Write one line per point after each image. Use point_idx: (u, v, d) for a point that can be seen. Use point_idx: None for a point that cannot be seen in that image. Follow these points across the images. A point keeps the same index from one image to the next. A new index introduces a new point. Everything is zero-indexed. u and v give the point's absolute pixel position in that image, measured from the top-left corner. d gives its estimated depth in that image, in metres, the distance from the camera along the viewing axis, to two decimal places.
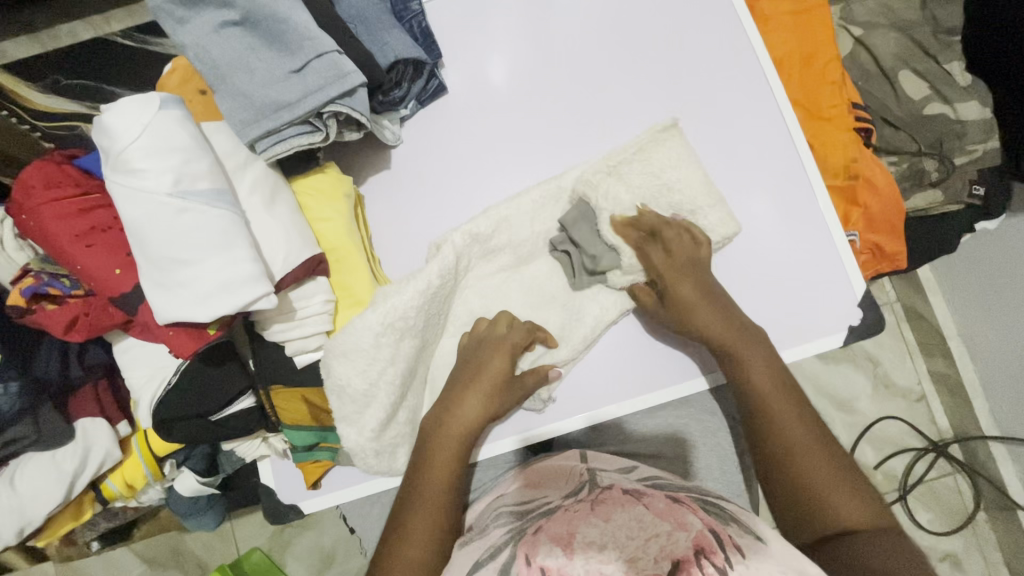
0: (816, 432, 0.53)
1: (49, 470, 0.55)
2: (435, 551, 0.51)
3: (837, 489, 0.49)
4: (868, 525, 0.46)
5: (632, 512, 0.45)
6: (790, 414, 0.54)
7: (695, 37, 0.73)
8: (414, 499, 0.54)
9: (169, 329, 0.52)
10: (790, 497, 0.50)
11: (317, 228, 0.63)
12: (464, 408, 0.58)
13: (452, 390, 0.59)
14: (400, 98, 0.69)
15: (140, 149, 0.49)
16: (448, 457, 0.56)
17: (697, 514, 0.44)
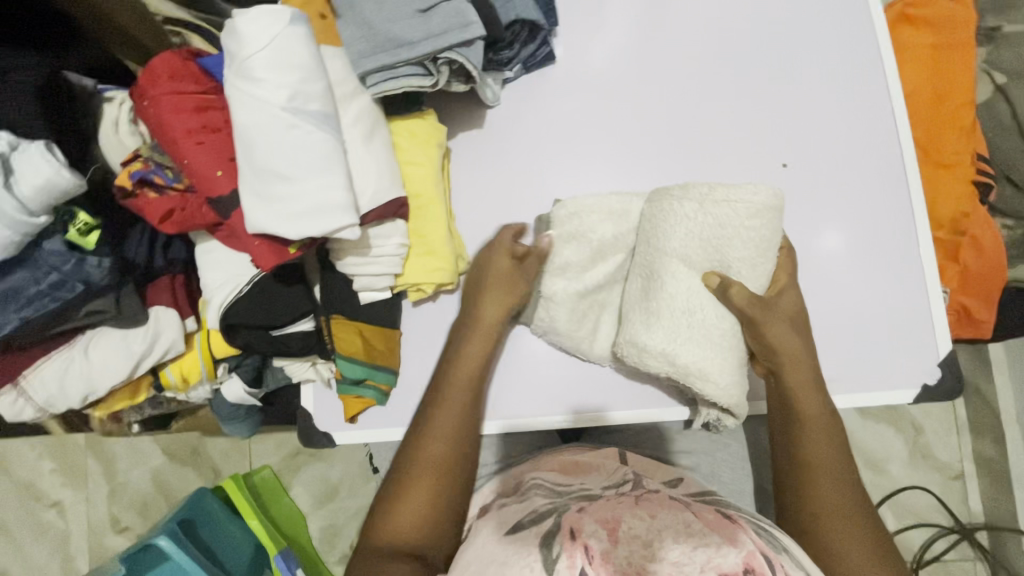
0: (835, 457, 0.56)
1: (118, 346, 0.57)
2: (455, 445, 0.58)
3: (856, 549, 0.52)
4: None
5: (680, 516, 0.47)
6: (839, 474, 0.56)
7: (828, 60, 0.70)
8: (442, 391, 0.61)
9: (254, 238, 0.53)
10: (805, 521, 0.55)
11: (405, 171, 0.64)
12: (490, 310, 0.63)
13: (479, 285, 0.64)
14: (507, 59, 0.68)
15: (263, 58, 0.50)
16: (472, 348, 0.62)
17: (748, 534, 0.46)
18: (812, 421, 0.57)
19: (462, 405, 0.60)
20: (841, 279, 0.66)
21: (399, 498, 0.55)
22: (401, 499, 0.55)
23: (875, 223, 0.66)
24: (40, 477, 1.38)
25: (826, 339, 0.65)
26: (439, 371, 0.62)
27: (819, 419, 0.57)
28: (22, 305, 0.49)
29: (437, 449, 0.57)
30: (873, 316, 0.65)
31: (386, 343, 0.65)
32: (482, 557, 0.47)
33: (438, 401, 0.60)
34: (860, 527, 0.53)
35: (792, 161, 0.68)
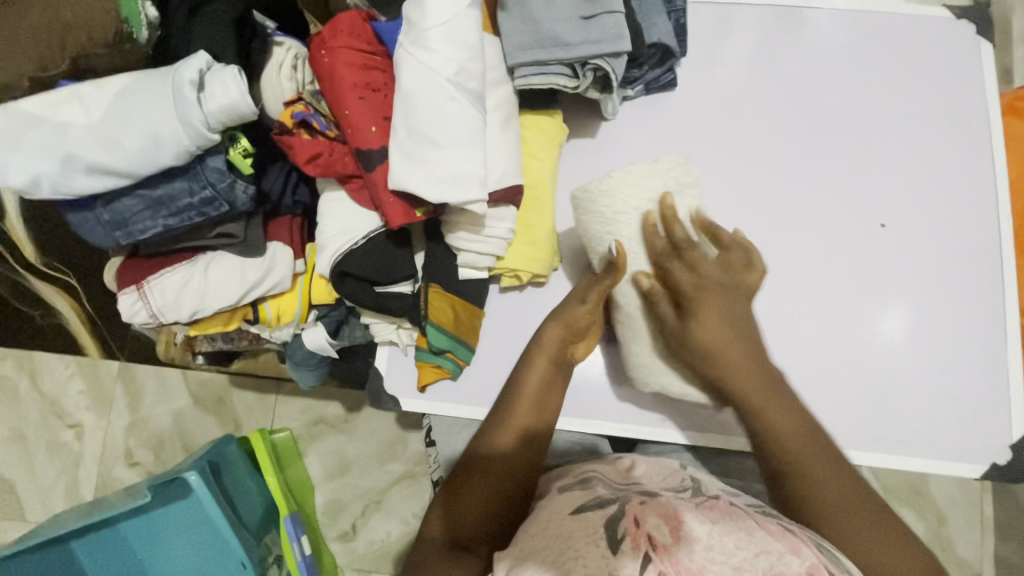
0: (862, 515, 0.54)
1: (234, 271, 0.60)
2: (511, 456, 0.60)
3: None
4: None
5: (742, 525, 0.48)
6: (814, 463, 0.56)
7: (939, 137, 0.72)
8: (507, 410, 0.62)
9: (390, 194, 0.56)
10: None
11: (527, 163, 0.67)
12: (549, 333, 0.63)
13: (552, 315, 0.64)
14: (634, 78, 0.72)
15: (440, 32, 0.53)
16: (539, 368, 0.63)
17: (810, 547, 0.47)
18: (821, 473, 0.56)
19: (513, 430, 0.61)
20: (912, 361, 0.67)
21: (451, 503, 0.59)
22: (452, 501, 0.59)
23: (960, 298, 0.68)
24: (65, 395, 1.40)
25: (896, 402, 0.67)
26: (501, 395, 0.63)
27: (832, 480, 0.55)
28: (173, 212, 0.52)
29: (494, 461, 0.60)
30: (941, 389, 0.67)
31: (472, 320, 0.67)
32: (546, 534, 0.48)
33: (502, 418, 0.62)
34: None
35: (891, 224, 0.71)
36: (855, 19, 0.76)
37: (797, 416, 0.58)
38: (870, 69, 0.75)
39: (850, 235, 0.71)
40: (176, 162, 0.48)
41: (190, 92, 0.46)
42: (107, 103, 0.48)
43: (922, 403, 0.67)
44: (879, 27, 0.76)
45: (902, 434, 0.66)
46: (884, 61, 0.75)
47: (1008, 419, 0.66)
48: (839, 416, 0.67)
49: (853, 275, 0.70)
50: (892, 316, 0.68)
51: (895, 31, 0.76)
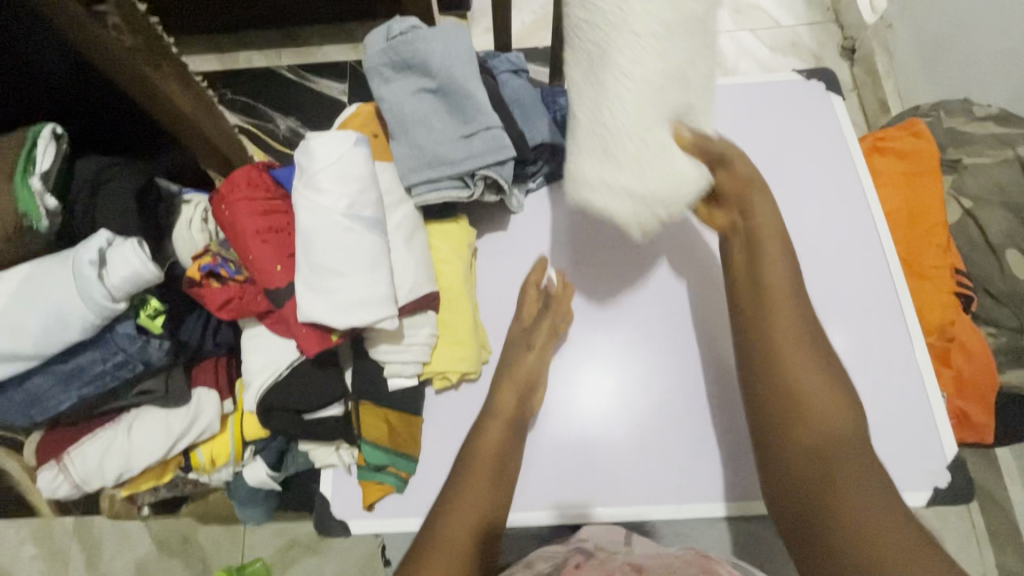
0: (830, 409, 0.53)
1: (159, 426, 0.60)
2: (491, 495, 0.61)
3: (862, 511, 0.47)
4: (882, 526, 0.45)
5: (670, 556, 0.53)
6: (807, 399, 0.54)
7: (813, 181, 0.79)
8: (468, 469, 0.62)
9: (303, 325, 0.58)
10: (816, 505, 0.49)
11: (439, 268, 0.70)
12: (505, 390, 0.67)
13: (503, 372, 0.68)
14: (531, 173, 0.77)
15: (330, 174, 0.58)
16: (495, 433, 0.64)
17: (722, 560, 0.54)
18: (805, 388, 0.54)
19: (494, 465, 0.63)
20: None
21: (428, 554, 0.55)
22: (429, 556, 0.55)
23: (865, 326, 0.72)
24: (17, 564, 1.31)
25: None
26: (466, 442, 0.65)
27: (812, 385, 0.54)
28: (86, 382, 0.53)
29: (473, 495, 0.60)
30: (874, 418, 0.68)
31: (408, 429, 0.67)
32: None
33: (468, 463, 0.63)
34: (880, 488, 0.48)
35: None
36: (719, 94, 0.85)
37: (794, 306, 0.57)
38: (739, 131, 0.83)
39: None
40: (82, 335, 0.50)
41: (89, 270, 0.49)
42: (9, 292, 0.50)
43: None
44: (738, 95, 0.85)
45: None
46: (754, 124, 0.83)
47: (938, 438, 0.67)
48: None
49: None
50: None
51: (757, 97, 0.84)
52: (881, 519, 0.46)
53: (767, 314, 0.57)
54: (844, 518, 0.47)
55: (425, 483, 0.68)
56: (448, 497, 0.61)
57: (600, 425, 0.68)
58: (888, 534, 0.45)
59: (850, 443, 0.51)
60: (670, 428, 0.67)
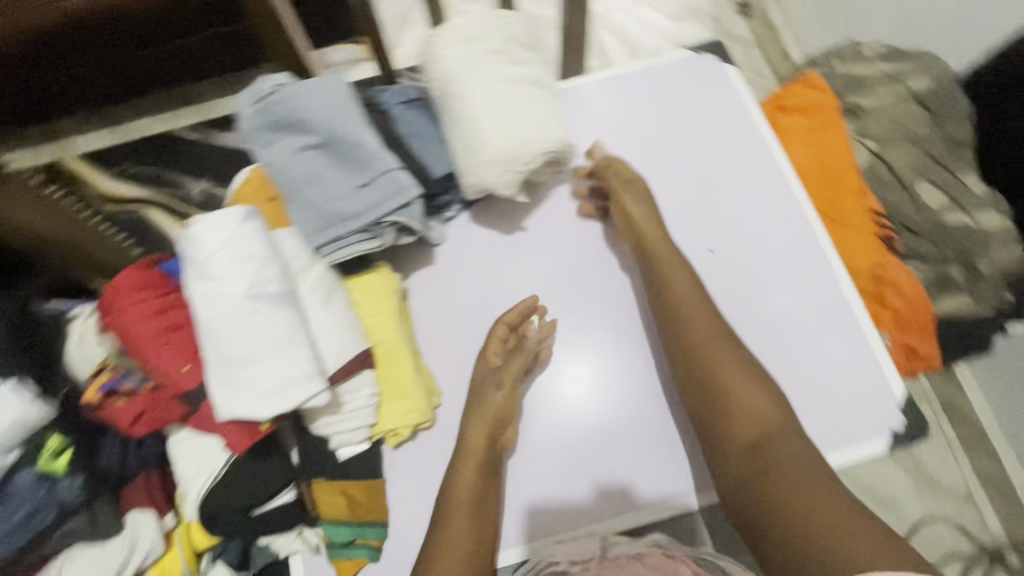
0: (772, 413, 0.61)
1: (95, 566, 0.54)
2: (478, 524, 0.61)
3: (791, 474, 0.56)
4: (795, 495, 0.54)
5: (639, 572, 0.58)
6: (754, 407, 0.61)
7: (726, 153, 0.79)
8: (448, 513, 0.61)
9: (225, 424, 0.54)
10: (751, 475, 0.58)
11: (368, 323, 0.67)
12: (474, 427, 0.65)
13: (471, 411, 0.67)
14: (447, 203, 0.76)
15: (221, 258, 0.54)
16: (470, 464, 0.64)
17: (688, 565, 0.59)
18: (739, 389, 0.62)
19: (473, 492, 0.62)
20: (787, 361, 0.70)
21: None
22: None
23: (801, 288, 0.73)
24: None
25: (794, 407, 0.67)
26: (444, 482, 0.64)
27: (763, 412, 0.61)
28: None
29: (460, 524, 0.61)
30: (824, 377, 0.69)
31: (368, 494, 0.65)
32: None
33: (449, 493, 0.63)
34: (814, 467, 0.57)
35: (717, 246, 0.75)
36: (618, 83, 0.84)
37: (724, 341, 0.66)
38: (645, 117, 0.82)
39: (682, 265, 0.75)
40: None
41: None
42: None
43: (814, 394, 0.68)
44: (637, 82, 0.84)
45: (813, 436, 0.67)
46: (658, 107, 0.83)
47: (887, 383, 0.69)
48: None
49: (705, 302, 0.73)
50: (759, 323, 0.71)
51: (656, 81, 0.84)
52: (827, 508, 0.52)
53: (694, 341, 0.65)
54: (767, 473, 0.57)
55: (400, 546, 0.66)
56: (430, 551, 0.59)
57: (570, 428, 0.69)
58: (792, 484, 0.55)
59: (802, 457, 0.57)
60: (634, 424, 0.69)
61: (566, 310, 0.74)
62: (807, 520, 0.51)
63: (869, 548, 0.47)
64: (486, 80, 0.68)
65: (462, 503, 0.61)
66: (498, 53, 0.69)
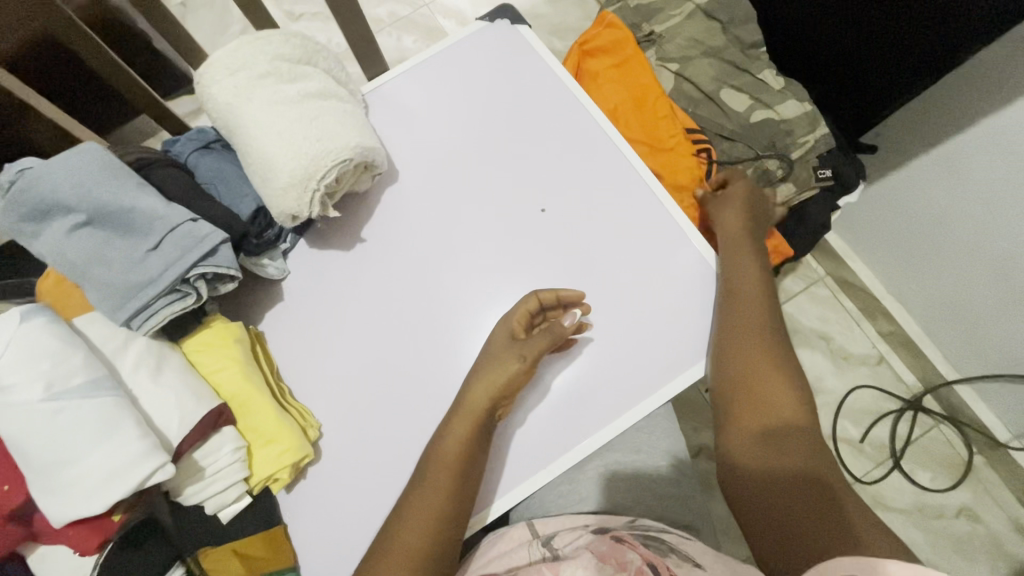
0: (770, 338, 0.66)
1: None
2: (453, 496, 0.61)
3: (785, 401, 0.62)
4: (794, 418, 0.60)
5: (581, 560, 0.55)
6: (756, 335, 0.65)
7: (536, 112, 0.81)
8: (430, 471, 0.62)
9: (68, 528, 0.52)
10: (753, 415, 0.62)
11: (214, 379, 0.65)
12: (478, 389, 0.64)
13: (479, 370, 0.66)
14: (274, 236, 0.73)
15: (6, 366, 0.51)
16: (461, 431, 0.63)
17: (636, 550, 0.56)
18: (754, 320, 0.66)
19: (456, 460, 0.62)
20: (636, 290, 0.72)
21: (387, 561, 0.57)
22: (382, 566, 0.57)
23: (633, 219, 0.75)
24: None
25: (648, 332, 0.70)
26: (430, 447, 0.64)
27: (759, 336, 0.65)
28: None
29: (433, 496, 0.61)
30: (676, 295, 0.71)
31: (268, 547, 0.64)
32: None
33: (433, 461, 0.62)
34: (797, 395, 0.62)
35: (548, 204, 0.77)
36: (421, 72, 0.84)
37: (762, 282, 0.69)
38: (453, 97, 0.82)
39: (522, 230, 0.76)
40: None
41: None
42: None
43: None
44: (438, 65, 0.84)
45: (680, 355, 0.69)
46: (462, 86, 0.83)
47: None
48: (625, 378, 0.68)
49: (549, 258, 0.74)
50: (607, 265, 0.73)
51: (456, 60, 0.84)
52: (805, 445, 0.58)
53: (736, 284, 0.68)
54: (767, 410, 0.61)
55: None
56: (406, 502, 0.61)
57: (563, 376, 0.69)
58: (795, 445, 0.58)
59: (784, 386, 0.62)
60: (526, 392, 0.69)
61: (420, 308, 0.75)
62: (782, 480, 0.56)
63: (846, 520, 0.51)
64: (262, 106, 0.66)
65: (438, 474, 0.61)
66: (267, 76, 0.68)
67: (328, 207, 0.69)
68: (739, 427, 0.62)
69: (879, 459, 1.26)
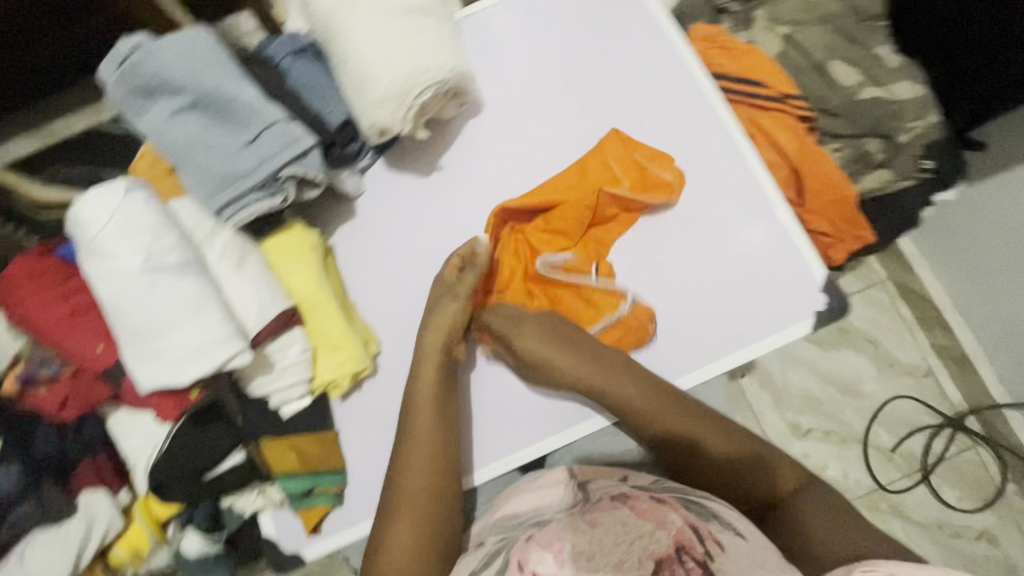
0: (648, 387, 0.63)
1: (53, 547, 0.58)
2: (438, 471, 0.62)
3: (720, 437, 0.62)
4: (731, 452, 0.61)
5: (617, 514, 0.49)
6: (626, 380, 0.64)
7: (630, 58, 0.77)
8: (410, 430, 0.63)
9: (153, 395, 0.55)
10: (693, 446, 0.61)
11: (289, 281, 0.67)
12: (431, 341, 0.67)
13: (427, 318, 0.68)
14: (356, 150, 0.73)
15: (109, 232, 0.53)
16: (426, 380, 0.65)
17: (677, 510, 0.49)
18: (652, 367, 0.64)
19: (429, 422, 0.63)
20: (704, 257, 0.70)
21: (393, 537, 0.58)
22: (391, 539, 0.58)
23: (719, 184, 0.71)
24: None
25: (713, 300, 0.69)
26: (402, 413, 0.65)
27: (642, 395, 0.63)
28: None
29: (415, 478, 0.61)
30: (746, 267, 0.69)
31: (321, 446, 0.67)
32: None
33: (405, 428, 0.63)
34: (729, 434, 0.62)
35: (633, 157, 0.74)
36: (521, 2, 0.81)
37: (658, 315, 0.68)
38: (551, 33, 0.79)
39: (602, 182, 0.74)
40: None
41: None
42: None
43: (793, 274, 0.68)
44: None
45: (746, 327, 0.68)
46: (560, 22, 0.79)
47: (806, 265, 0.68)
48: (683, 341, 0.69)
49: (625, 213, 0.73)
50: (671, 231, 0.71)
51: None
52: (734, 453, 0.61)
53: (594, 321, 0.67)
54: (700, 444, 0.61)
55: (358, 487, 0.68)
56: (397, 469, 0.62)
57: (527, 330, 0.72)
58: (738, 468, 0.60)
59: (702, 415, 0.62)
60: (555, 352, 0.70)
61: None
62: (732, 476, 0.60)
63: (830, 546, 0.54)
64: (364, 13, 0.65)
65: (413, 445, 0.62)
66: None
67: (418, 128, 0.69)
68: (690, 456, 0.61)
69: (908, 471, 1.24)
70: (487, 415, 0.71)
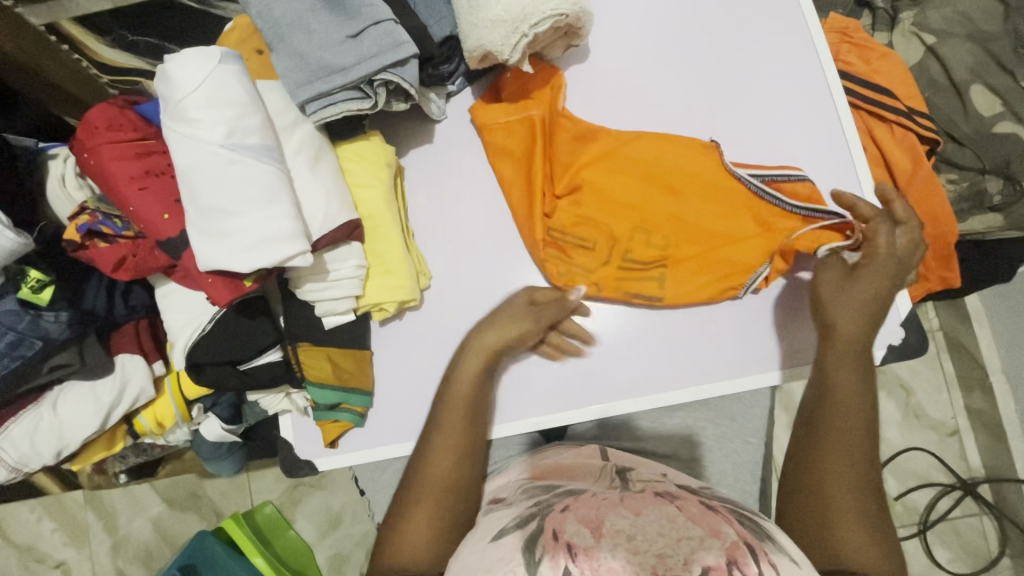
0: (853, 442, 0.54)
1: (87, 398, 0.62)
2: (467, 455, 0.57)
3: (840, 480, 0.52)
4: (851, 489, 0.52)
5: (663, 510, 0.39)
6: (838, 416, 0.55)
7: (757, 33, 0.69)
8: (448, 400, 0.59)
9: (208, 275, 0.54)
10: (811, 492, 0.53)
11: (356, 193, 0.65)
12: (490, 334, 0.61)
13: (491, 314, 0.62)
14: (448, 73, 0.68)
15: (196, 98, 0.51)
16: (475, 366, 0.60)
17: (731, 523, 0.39)
18: (846, 398, 0.55)
19: (466, 408, 0.59)
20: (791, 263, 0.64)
21: (409, 516, 0.54)
22: (407, 515, 0.54)
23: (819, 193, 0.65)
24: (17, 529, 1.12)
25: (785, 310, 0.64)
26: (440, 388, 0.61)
27: (848, 424, 0.54)
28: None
29: (442, 463, 0.56)
30: None
31: (356, 365, 0.65)
32: (469, 565, 0.41)
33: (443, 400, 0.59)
34: (860, 477, 0.53)
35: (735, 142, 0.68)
36: None
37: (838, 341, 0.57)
38: None
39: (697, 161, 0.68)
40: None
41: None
42: None
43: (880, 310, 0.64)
44: None
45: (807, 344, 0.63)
46: None
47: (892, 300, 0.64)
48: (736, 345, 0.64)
49: None
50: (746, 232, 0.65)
51: None
52: (853, 499, 0.51)
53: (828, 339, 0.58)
54: (820, 493, 0.52)
55: (382, 413, 0.67)
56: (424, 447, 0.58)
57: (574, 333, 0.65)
58: (851, 522, 0.50)
59: (844, 454, 0.53)
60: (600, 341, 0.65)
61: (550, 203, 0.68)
62: (826, 529, 0.51)
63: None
64: None
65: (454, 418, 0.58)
66: None
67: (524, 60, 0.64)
68: (790, 498, 0.54)
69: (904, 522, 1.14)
70: (525, 393, 0.65)
